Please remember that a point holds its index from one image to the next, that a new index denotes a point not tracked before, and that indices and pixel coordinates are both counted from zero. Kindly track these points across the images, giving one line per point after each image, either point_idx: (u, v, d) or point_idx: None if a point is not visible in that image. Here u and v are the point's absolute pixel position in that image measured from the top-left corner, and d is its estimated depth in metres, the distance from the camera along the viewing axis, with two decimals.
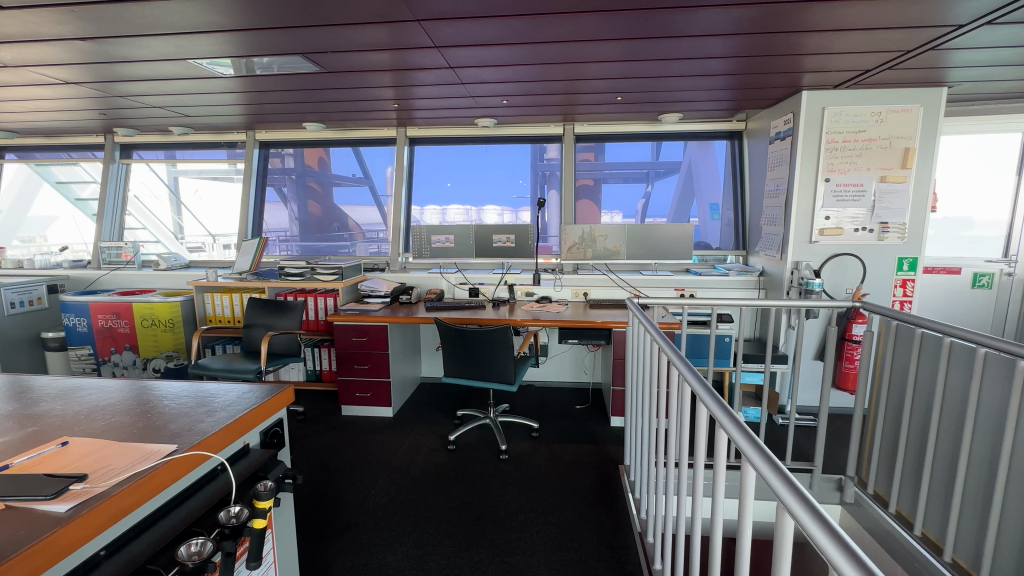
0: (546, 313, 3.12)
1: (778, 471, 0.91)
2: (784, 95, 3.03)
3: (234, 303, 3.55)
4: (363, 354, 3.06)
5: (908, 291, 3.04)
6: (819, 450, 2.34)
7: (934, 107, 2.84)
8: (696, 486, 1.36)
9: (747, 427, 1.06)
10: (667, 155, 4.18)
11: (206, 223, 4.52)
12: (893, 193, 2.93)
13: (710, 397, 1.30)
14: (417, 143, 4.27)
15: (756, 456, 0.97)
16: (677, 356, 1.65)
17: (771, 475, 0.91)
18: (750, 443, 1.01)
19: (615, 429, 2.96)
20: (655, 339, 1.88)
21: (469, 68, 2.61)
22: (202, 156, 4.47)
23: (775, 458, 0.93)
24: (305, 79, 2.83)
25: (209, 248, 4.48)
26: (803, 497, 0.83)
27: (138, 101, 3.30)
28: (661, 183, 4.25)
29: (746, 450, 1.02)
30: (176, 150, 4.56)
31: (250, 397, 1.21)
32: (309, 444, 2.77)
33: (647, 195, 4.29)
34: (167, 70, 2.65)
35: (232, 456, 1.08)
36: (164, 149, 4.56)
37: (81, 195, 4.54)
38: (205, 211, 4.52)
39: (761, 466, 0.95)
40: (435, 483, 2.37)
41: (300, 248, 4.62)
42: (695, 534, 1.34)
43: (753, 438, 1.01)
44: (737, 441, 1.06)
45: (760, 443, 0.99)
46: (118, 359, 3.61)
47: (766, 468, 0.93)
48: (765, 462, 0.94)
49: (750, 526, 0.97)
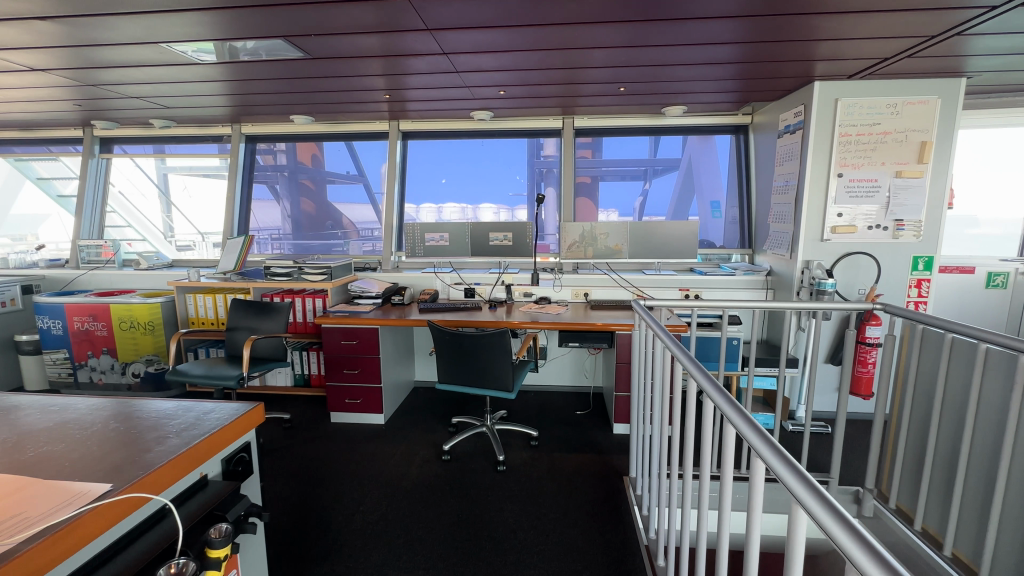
0: (544, 316, 2.96)
1: (825, 501, 0.78)
2: (794, 86, 2.89)
3: (218, 304, 3.37)
4: (353, 358, 2.90)
5: (923, 291, 2.91)
6: (836, 460, 2.21)
7: (952, 98, 2.71)
8: (724, 501, 1.19)
9: (787, 453, 0.90)
10: (665, 151, 4.07)
11: (195, 222, 4.32)
12: (909, 189, 2.80)
13: (734, 409, 1.15)
14: (409, 137, 4.11)
15: (802, 489, 0.82)
16: (695, 365, 1.52)
17: (820, 510, 0.77)
18: (788, 467, 0.87)
19: (618, 437, 2.82)
20: (668, 345, 1.75)
21: (464, 54, 2.44)
22: (190, 151, 4.31)
23: (821, 486, 0.80)
24: (289, 67, 2.66)
25: (201, 248, 4.31)
26: (861, 536, 0.70)
27: (115, 91, 3.13)
28: (661, 181, 4.17)
29: (784, 477, 0.88)
30: (165, 145, 4.35)
31: (215, 419, 1.05)
32: (294, 455, 2.61)
33: (646, 192, 4.22)
34: (141, 56, 2.48)
35: (187, 490, 0.91)
36: (153, 143, 4.36)
37: (64, 191, 4.36)
38: (194, 209, 4.32)
39: (803, 496, 0.82)
40: (428, 499, 2.22)
41: (292, 246, 4.36)
42: (722, 555, 1.16)
43: (794, 463, 0.86)
44: (771, 464, 0.93)
45: (802, 469, 0.85)
46: (95, 363, 3.43)
47: (807, 493, 0.80)
48: (806, 489, 0.81)
49: (803, 555, 0.83)
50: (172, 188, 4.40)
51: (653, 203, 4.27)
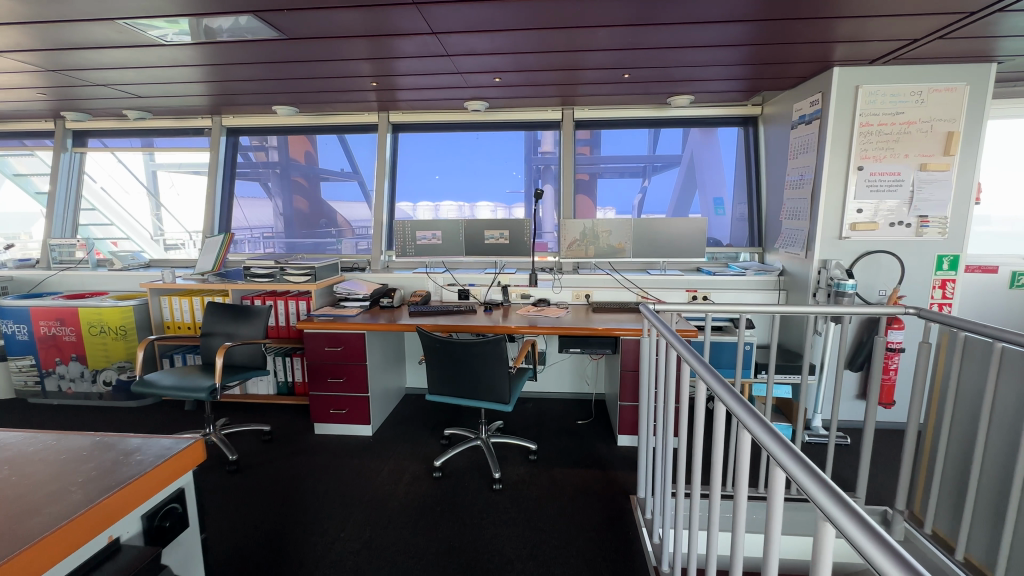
0: (543, 319, 2.76)
1: (850, 510, 0.70)
2: (811, 72, 2.69)
3: (196, 307, 3.17)
4: (338, 366, 2.70)
5: (948, 292, 2.73)
6: (862, 476, 2.02)
7: (981, 85, 2.52)
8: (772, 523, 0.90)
9: (810, 461, 0.81)
10: (664, 147, 3.81)
11: (182, 220, 4.07)
12: (934, 183, 2.61)
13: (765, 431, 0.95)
14: (400, 130, 3.89)
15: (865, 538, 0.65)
16: (707, 370, 1.33)
17: (845, 522, 0.69)
18: (809, 475, 0.78)
19: (622, 449, 2.63)
20: (682, 352, 1.53)
21: (455, 34, 2.22)
22: (179, 144, 4.06)
23: (850, 497, 0.71)
24: (265, 50, 2.44)
25: (190, 247, 4.08)
26: (894, 551, 0.62)
27: (82, 78, 2.91)
28: (660, 178, 3.86)
29: (807, 488, 0.78)
30: (154, 138, 4.14)
31: (136, 466, 0.83)
32: (271, 473, 2.41)
33: (645, 190, 3.89)
34: (100, 37, 2.26)
35: (84, 565, 0.71)
36: (140, 136, 4.14)
37: (44, 188, 4.11)
38: (181, 207, 4.07)
39: (828, 508, 0.73)
40: (414, 523, 2.02)
41: (285, 245, 4.14)
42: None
43: (816, 471, 0.77)
44: (792, 474, 0.83)
45: (825, 475, 0.77)
46: (64, 371, 3.21)
47: (829, 502, 0.72)
48: (828, 498, 0.73)
49: None
50: (161, 185, 4.16)
51: (652, 200, 3.93)
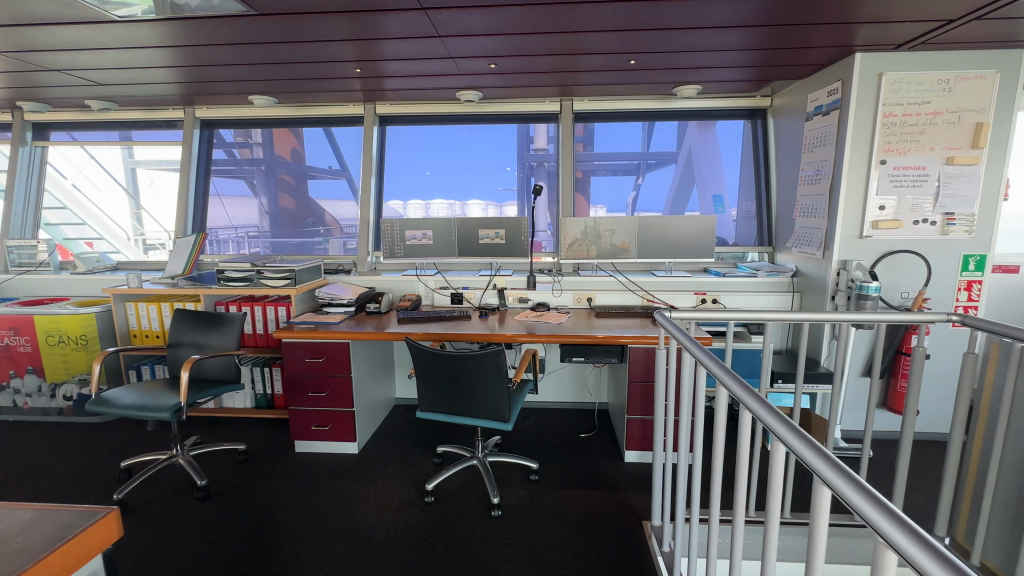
0: (542, 325, 2.55)
1: (891, 514, 0.63)
2: (831, 59, 2.50)
3: (164, 314, 2.91)
4: (320, 379, 2.47)
5: (974, 294, 2.57)
6: (891, 488, 1.85)
7: (1012, 71, 2.36)
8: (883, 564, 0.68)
9: (844, 463, 0.73)
10: (657, 144, 3.60)
11: (157, 219, 3.78)
12: (962, 178, 2.44)
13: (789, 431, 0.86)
14: (387, 123, 3.65)
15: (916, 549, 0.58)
16: (725, 370, 1.21)
17: (887, 528, 0.62)
18: (843, 477, 0.71)
19: (630, 466, 2.44)
20: (698, 356, 1.38)
21: (447, 10, 1.99)
22: (149, 138, 3.78)
23: (890, 500, 0.64)
24: (233, 30, 2.19)
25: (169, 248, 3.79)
26: (945, 559, 0.56)
27: (32, 62, 2.63)
28: (654, 176, 3.60)
29: (843, 493, 0.71)
30: (132, 132, 3.83)
31: (16, 557, 0.67)
32: (245, 499, 2.17)
33: (637, 188, 3.62)
34: (43, 11, 1.99)
35: None
36: (113, 129, 3.84)
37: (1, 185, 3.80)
38: (157, 206, 3.78)
39: (868, 514, 0.65)
40: (405, 558, 1.80)
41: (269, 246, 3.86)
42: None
43: (851, 473, 0.70)
44: (826, 478, 0.75)
45: (863, 479, 0.69)
46: (19, 385, 2.94)
47: (867, 506, 0.65)
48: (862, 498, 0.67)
49: None
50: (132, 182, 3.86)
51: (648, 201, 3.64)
